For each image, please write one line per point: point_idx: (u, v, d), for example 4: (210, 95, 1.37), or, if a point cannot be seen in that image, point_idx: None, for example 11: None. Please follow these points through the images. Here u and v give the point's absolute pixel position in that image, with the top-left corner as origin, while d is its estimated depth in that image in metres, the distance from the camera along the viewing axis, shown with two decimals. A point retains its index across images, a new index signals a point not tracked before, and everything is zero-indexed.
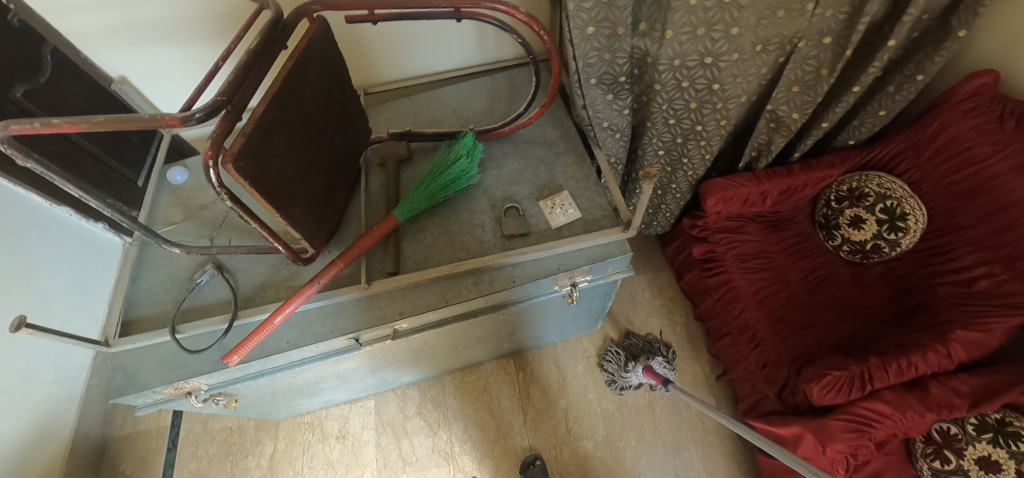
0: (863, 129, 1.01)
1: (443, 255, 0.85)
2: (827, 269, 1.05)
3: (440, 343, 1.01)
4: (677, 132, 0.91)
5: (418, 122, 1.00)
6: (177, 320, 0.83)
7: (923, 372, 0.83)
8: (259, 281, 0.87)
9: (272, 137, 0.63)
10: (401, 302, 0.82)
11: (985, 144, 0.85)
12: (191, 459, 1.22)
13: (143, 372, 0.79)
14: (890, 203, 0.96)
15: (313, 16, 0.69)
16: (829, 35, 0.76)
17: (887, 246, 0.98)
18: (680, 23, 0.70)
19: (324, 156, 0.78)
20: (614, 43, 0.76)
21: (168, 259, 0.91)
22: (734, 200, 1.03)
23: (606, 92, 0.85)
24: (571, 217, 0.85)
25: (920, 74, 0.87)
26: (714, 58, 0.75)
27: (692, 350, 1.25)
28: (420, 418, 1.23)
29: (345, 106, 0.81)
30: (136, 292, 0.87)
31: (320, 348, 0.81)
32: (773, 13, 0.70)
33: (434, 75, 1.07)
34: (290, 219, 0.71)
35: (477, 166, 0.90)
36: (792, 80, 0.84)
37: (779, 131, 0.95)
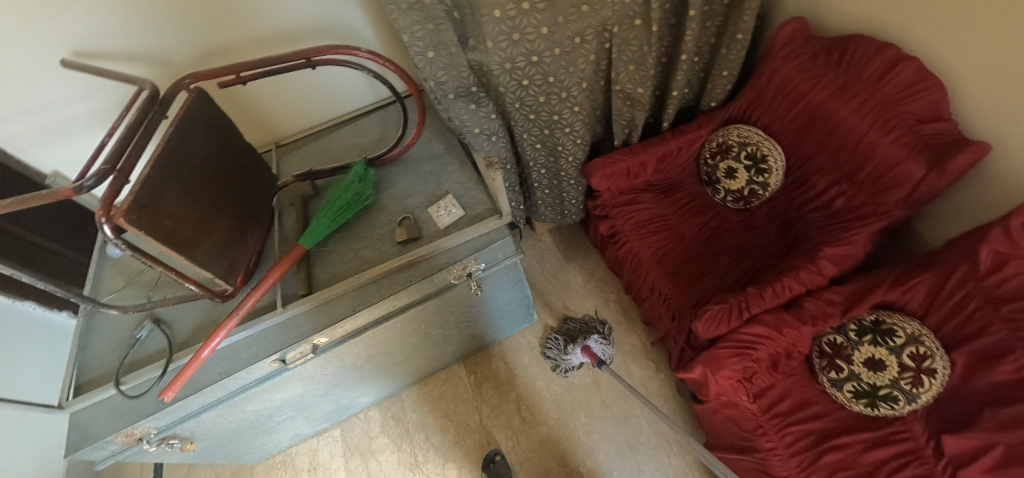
0: (717, 91, 1.11)
1: (348, 271, 0.94)
2: (719, 220, 1.14)
3: (375, 356, 1.09)
4: (541, 124, 1.03)
5: (321, 161, 1.12)
6: (121, 373, 0.92)
7: (799, 292, 0.90)
8: (192, 325, 0.97)
9: (164, 191, 0.74)
10: (316, 319, 0.91)
11: (804, 81, 0.95)
12: None
13: (95, 426, 0.87)
14: (751, 149, 1.05)
15: (189, 88, 0.82)
16: (636, 18, 0.89)
17: (761, 188, 1.06)
18: (496, 33, 0.82)
19: (225, 203, 0.89)
20: (454, 61, 0.88)
21: (112, 322, 1.00)
22: (617, 175, 1.13)
23: (466, 103, 0.96)
24: (455, 216, 0.96)
25: (738, 34, 0.98)
26: (539, 56, 0.88)
27: (626, 322, 1.32)
28: (384, 435, 1.29)
29: (239, 157, 0.93)
30: (85, 357, 0.96)
31: (250, 374, 0.90)
32: (577, 9, 0.84)
33: (333, 119, 1.20)
34: (197, 261, 0.81)
35: (371, 189, 1.01)
36: (625, 61, 0.96)
37: (636, 106, 1.06)
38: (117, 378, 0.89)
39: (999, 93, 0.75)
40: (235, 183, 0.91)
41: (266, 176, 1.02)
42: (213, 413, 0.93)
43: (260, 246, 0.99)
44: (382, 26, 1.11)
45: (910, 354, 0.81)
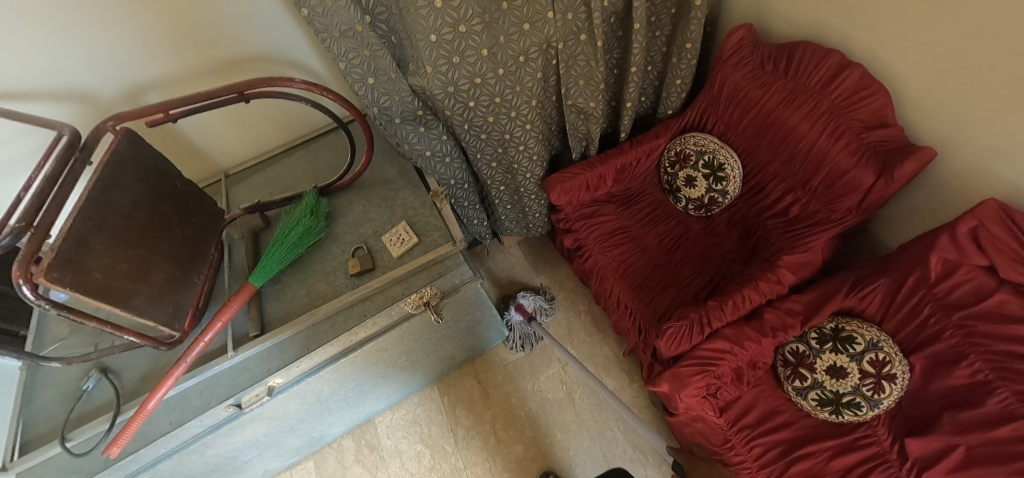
0: (672, 98, 1.10)
1: (300, 307, 0.91)
2: (682, 229, 1.13)
3: (339, 390, 1.06)
4: (494, 143, 1.00)
5: (272, 191, 1.09)
6: (67, 429, 0.87)
7: (759, 302, 0.90)
8: (142, 373, 0.93)
9: (89, 243, 0.70)
10: (270, 360, 0.88)
11: (755, 89, 0.95)
12: None
13: None
14: (708, 158, 1.04)
15: (114, 130, 0.78)
16: (580, 32, 0.87)
17: (720, 196, 1.05)
18: (434, 58, 0.80)
19: (164, 246, 0.85)
20: (395, 86, 0.85)
21: (58, 374, 0.96)
22: (578, 189, 1.12)
23: (414, 127, 0.94)
24: (408, 243, 0.92)
25: (687, 42, 0.97)
26: (482, 77, 0.86)
27: (599, 333, 1.31)
28: (359, 464, 1.25)
29: (177, 196, 0.89)
30: (29, 412, 0.91)
31: (202, 422, 0.86)
32: (519, 28, 0.82)
33: (283, 145, 1.17)
34: (135, 311, 0.77)
35: (324, 220, 0.98)
36: (574, 76, 0.94)
37: (590, 120, 1.05)
38: (63, 434, 0.85)
39: (939, 98, 0.75)
40: (174, 224, 0.87)
41: (211, 212, 0.98)
42: (168, 465, 0.90)
43: (208, 286, 0.96)
44: (316, 51, 1.07)
45: (870, 361, 0.80)
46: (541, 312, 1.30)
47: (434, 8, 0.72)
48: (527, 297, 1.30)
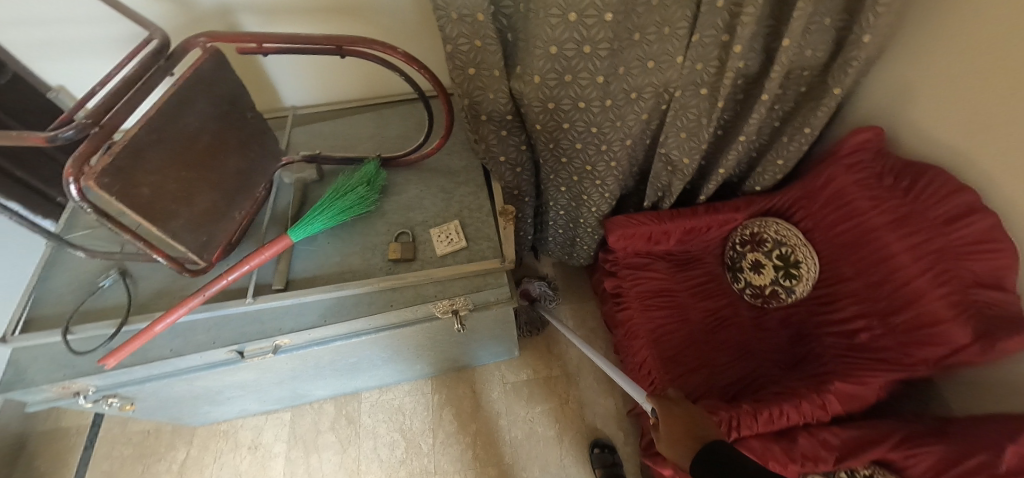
0: (765, 176, 1.03)
1: (328, 274, 0.88)
2: (729, 310, 1.07)
3: (338, 361, 1.03)
4: (572, 170, 0.96)
5: (333, 145, 1.05)
6: (73, 321, 0.86)
7: (794, 422, 0.83)
8: (156, 289, 0.90)
9: (145, 157, 0.66)
10: (283, 319, 0.86)
11: (864, 199, 0.87)
12: (105, 459, 1.24)
13: (32, 370, 0.83)
14: (786, 250, 0.97)
15: (205, 47, 0.75)
16: (703, 86, 0.80)
17: (784, 292, 0.99)
18: (545, 69, 0.74)
19: (217, 175, 0.81)
20: (494, 84, 0.79)
21: (79, 261, 0.95)
22: (638, 237, 1.06)
23: (498, 128, 0.88)
24: (455, 246, 0.88)
25: (807, 127, 0.89)
26: (587, 103, 0.80)
27: (606, 382, 1.26)
28: (333, 433, 1.25)
29: (243, 128, 0.85)
30: (44, 290, 0.91)
31: (201, 358, 0.84)
32: (642, 64, 0.76)
33: (359, 101, 1.14)
34: (170, 234, 0.75)
35: (377, 193, 0.94)
36: (678, 127, 0.88)
37: (676, 174, 0.98)
38: (67, 326, 0.84)
39: None
40: (232, 155, 0.84)
41: (272, 149, 0.95)
42: (157, 385, 0.89)
43: (247, 221, 0.93)
44: (419, 24, 1.01)
45: None
46: (546, 297, 1.30)
47: (566, 21, 0.67)
48: (532, 283, 1.30)
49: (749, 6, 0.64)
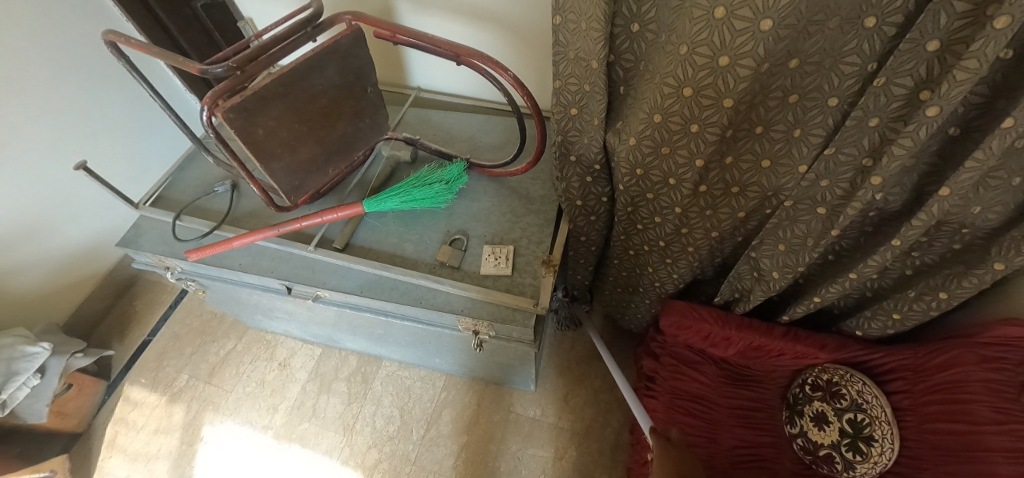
0: (872, 324, 0.86)
1: (382, 251, 0.93)
2: (769, 452, 0.92)
3: (368, 328, 1.10)
4: (645, 239, 0.90)
5: (435, 135, 1.12)
6: (186, 210, 1.04)
7: None
8: (251, 208, 1.04)
9: (267, 105, 0.76)
10: (330, 275, 0.93)
11: (988, 408, 0.69)
12: (179, 322, 1.49)
13: (144, 238, 1.02)
14: (861, 417, 0.83)
15: (350, 24, 0.84)
16: (822, 204, 0.68)
17: (841, 463, 0.83)
18: (641, 132, 0.70)
19: (324, 134, 0.91)
20: (590, 131, 0.77)
21: (210, 164, 1.14)
22: (693, 332, 0.96)
23: (582, 173, 0.86)
24: (499, 270, 0.87)
25: (944, 292, 0.73)
26: (678, 181, 0.74)
27: (609, 459, 1.18)
28: (346, 384, 1.34)
29: (361, 100, 0.94)
30: (179, 178, 1.11)
31: (258, 280, 0.96)
32: (756, 162, 0.70)
33: (474, 101, 1.19)
34: (269, 172, 0.85)
35: (453, 193, 0.97)
36: (777, 237, 0.77)
37: (760, 283, 0.87)
38: (179, 213, 1.01)
39: None
40: (343, 120, 0.93)
41: (380, 125, 1.02)
42: (224, 286, 1.03)
43: (338, 178, 1.03)
44: (538, 48, 1.02)
45: None
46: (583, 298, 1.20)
47: (680, 95, 0.62)
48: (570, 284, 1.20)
49: (906, 139, 0.53)
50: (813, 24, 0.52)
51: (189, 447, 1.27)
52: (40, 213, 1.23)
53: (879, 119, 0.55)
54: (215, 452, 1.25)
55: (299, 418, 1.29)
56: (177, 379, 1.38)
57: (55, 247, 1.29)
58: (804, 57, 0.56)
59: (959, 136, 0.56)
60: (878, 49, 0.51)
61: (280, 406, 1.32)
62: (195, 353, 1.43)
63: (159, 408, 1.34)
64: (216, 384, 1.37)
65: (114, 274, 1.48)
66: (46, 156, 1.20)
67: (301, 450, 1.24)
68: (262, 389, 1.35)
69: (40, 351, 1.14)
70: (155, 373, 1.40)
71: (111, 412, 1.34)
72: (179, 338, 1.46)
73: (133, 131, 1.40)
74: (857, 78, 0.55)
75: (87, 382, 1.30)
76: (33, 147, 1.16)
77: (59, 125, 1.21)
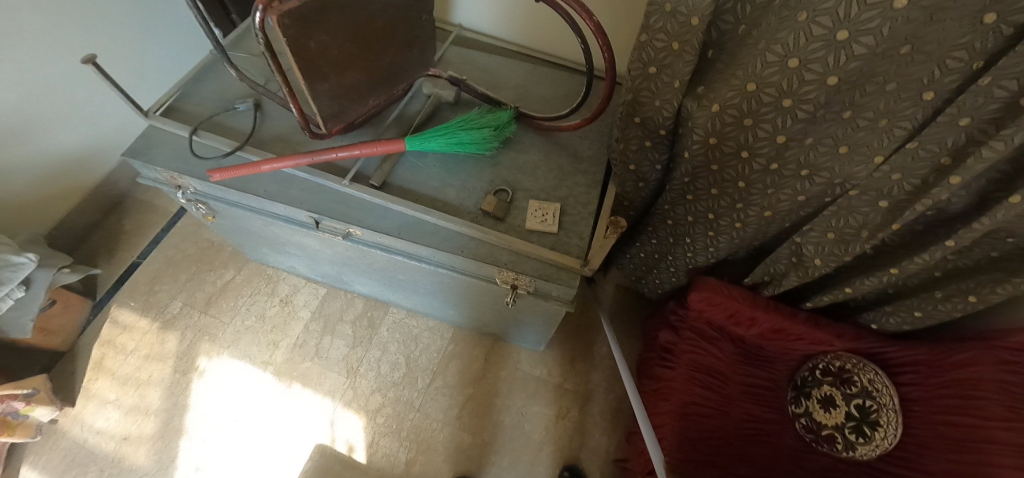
0: (892, 319, 0.90)
1: (422, 194, 0.89)
2: (773, 428, 0.98)
3: (389, 272, 1.07)
4: (691, 210, 0.92)
5: (480, 78, 1.05)
6: (203, 126, 0.95)
7: None
8: (277, 132, 0.97)
9: (326, 16, 0.69)
10: (366, 213, 0.88)
11: (998, 406, 0.75)
12: (173, 247, 1.41)
13: (155, 150, 0.94)
14: (870, 404, 0.87)
15: None
16: (887, 198, 0.69)
17: (843, 444, 0.89)
18: (727, 98, 0.69)
19: (372, 59, 0.84)
20: (666, 94, 0.74)
21: (229, 79, 1.04)
22: (719, 309, 0.99)
23: (644, 138, 0.84)
24: (546, 227, 0.84)
25: (973, 296, 0.76)
26: (751, 154, 0.75)
27: (610, 421, 1.22)
28: (351, 327, 1.32)
29: (413, 27, 0.88)
30: (194, 89, 1.02)
31: (285, 210, 0.90)
32: (834, 146, 0.68)
33: (521, 47, 1.12)
34: (313, 93, 0.78)
35: (499, 141, 0.94)
36: (829, 225, 0.78)
37: (796, 268, 0.90)
38: (195, 128, 0.93)
39: None
40: (393, 46, 0.86)
41: (425, 57, 0.96)
42: (239, 212, 0.97)
43: (377, 110, 0.96)
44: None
45: None
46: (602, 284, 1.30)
47: (783, 66, 0.61)
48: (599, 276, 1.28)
49: (997, 142, 0.51)
50: (940, 12, 0.47)
51: (184, 376, 1.23)
52: (27, 110, 1.10)
53: (971, 119, 0.53)
54: (212, 385, 1.22)
55: (301, 356, 1.27)
56: (170, 306, 1.32)
57: (43, 150, 1.17)
58: (919, 45, 0.51)
59: None
60: (990, 48, 0.47)
61: (281, 343, 1.28)
62: (190, 281, 1.36)
63: (150, 334, 1.28)
64: (213, 314, 1.31)
65: (103, 188, 1.37)
66: (38, 48, 1.07)
67: (303, 390, 1.22)
68: (262, 324, 1.31)
69: (26, 262, 1.02)
70: (146, 297, 1.33)
71: (97, 333, 1.27)
72: (173, 264, 1.38)
73: (135, 32, 1.26)
74: (959, 75, 0.51)
75: (73, 300, 1.22)
76: (21, 36, 1.03)
77: (53, 13, 1.06)
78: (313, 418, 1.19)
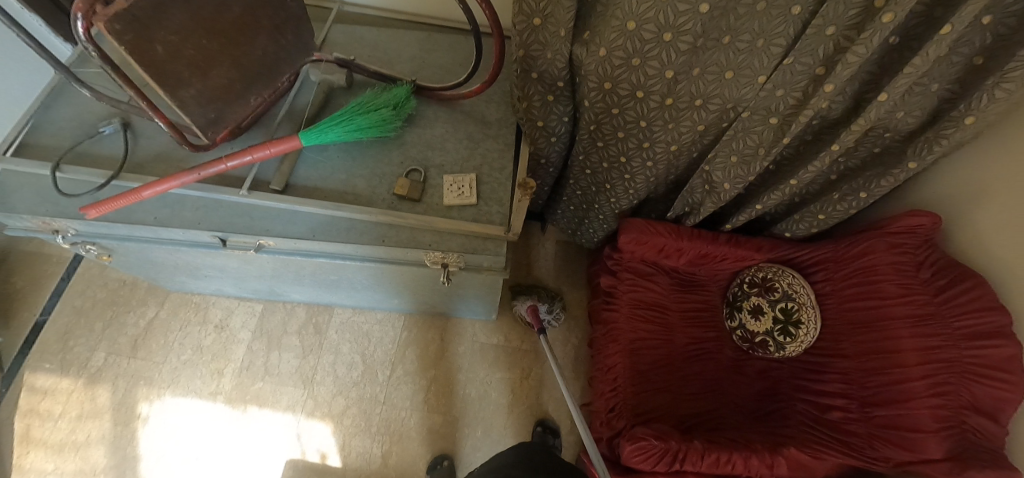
0: (800, 226, 0.97)
1: (330, 190, 0.84)
2: (713, 345, 1.05)
3: (318, 275, 1.02)
4: (604, 156, 0.92)
5: (371, 56, 0.99)
6: (65, 159, 0.84)
7: (739, 471, 0.83)
8: (155, 151, 0.87)
9: (167, 14, 0.60)
10: (272, 221, 0.83)
11: (894, 284, 0.82)
12: (79, 295, 1.28)
13: (16, 197, 0.82)
14: (791, 306, 0.94)
15: None
16: (775, 115, 0.72)
17: (774, 346, 0.97)
18: (614, 43, 0.67)
19: (240, 52, 0.76)
20: (555, 44, 0.72)
21: (85, 100, 0.92)
22: (649, 246, 1.03)
23: (545, 92, 0.82)
24: (464, 200, 0.83)
25: (864, 192, 0.84)
26: (646, 93, 0.74)
27: (572, 371, 1.27)
28: (297, 337, 1.27)
29: (280, 10, 0.79)
30: (44, 119, 0.89)
31: (182, 235, 0.82)
32: (720, 72, 0.68)
33: (409, 15, 1.05)
34: (177, 103, 0.70)
35: (402, 120, 0.90)
36: (731, 149, 0.81)
37: (710, 195, 0.94)
38: (57, 164, 0.81)
39: None
40: (261, 35, 0.78)
41: (304, 42, 0.89)
42: (134, 246, 0.87)
43: (262, 108, 0.88)
44: None
45: None
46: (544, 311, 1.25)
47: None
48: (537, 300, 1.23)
49: (859, 46, 0.54)
50: None
51: (126, 427, 1.15)
52: None
53: (836, 27, 0.55)
54: (161, 428, 1.15)
55: (251, 378, 1.22)
56: (93, 358, 1.21)
57: None
58: None
59: (898, 44, 0.60)
60: None
61: (226, 370, 1.22)
62: (108, 327, 1.25)
63: (77, 392, 1.18)
64: (143, 357, 1.22)
65: None
66: None
67: (260, 411, 1.18)
68: (201, 355, 1.24)
69: None
70: (62, 355, 1.21)
71: (14, 405, 1.16)
72: (85, 313, 1.26)
73: None
74: None
75: None
76: None
77: None
78: (278, 435, 1.16)
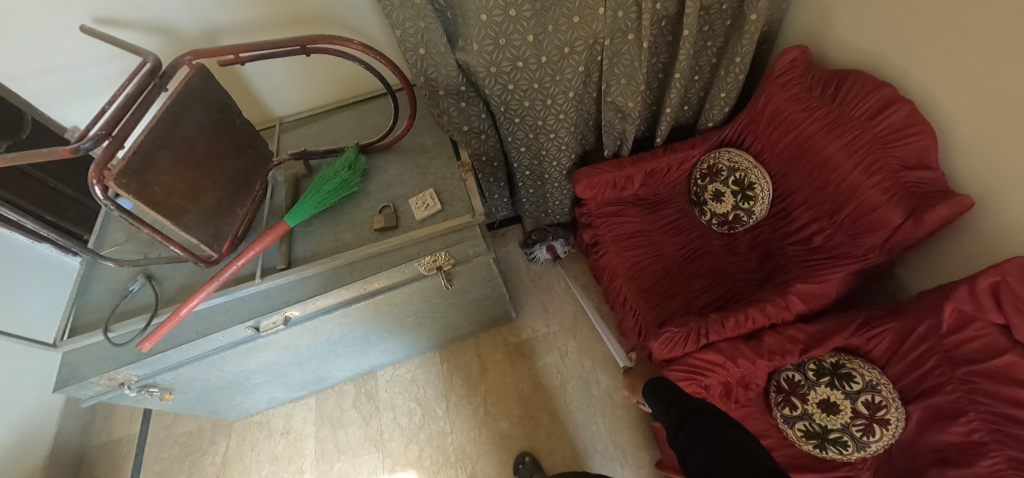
0: (714, 111, 1.10)
1: (325, 251, 0.99)
2: (701, 242, 1.14)
3: (348, 336, 1.14)
4: (526, 129, 1.07)
5: (319, 143, 1.18)
6: (111, 321, 0.99)
7: (761, 324, 0.89)
8: (178, 286, 1.03)
9: (154, 159, 0.78)
10: (289, 293, 0.96)
11: (798, 113, 0.94)
12: (156, 460, 1.37)
13: (80, 369, 0.95)
14: (739, 175, 1.04)
15: (192, 65, 0.87)
16: (630, 31, 0.89)
17: (745, 215, 1.05)
18: (481, 37, 0.84)
19: (216, 176, 0.94)
20: (443, 60, 0.89)
21: (111, 274, 1.08)
22: (603, 186, 1.15)
23: (456, 101, 0.99)
24: (432, 209, 0.98)
25: (738, 56, 0.97)
26: (524, 62, 0.90)
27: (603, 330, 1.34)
28: (355, 410, 1.36)
29: (234, 134, 0.99)
30: (85, 302, 1.04)
31: (224, 338, 0.95)
32: (568, 19, 0.85)
33: (336, 102, 1.27)
34: (183, 227, 0.86)
35: (360, 175, 1.06)
36: (617, 74, 0.96)
37: (626, 120, 1.07)
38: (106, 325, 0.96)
39: (990, 136, 0.71)
40: (226, 157, 0.96)
41: (263, 153, 1.08)
42: (189, 369, 0.99)
43: (250, 216, 1.06)
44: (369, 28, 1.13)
45: (864, 402, 0.79)
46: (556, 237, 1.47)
47: None
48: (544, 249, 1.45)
49: None
50: None
51: None
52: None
53: None
54: None
55: (329, 463, 1.29)
56: None
57: None
58: None
59: None
60: None
61: (305, 466, 1.29)
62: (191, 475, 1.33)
63: None
64: None
65: (58, 454, 1.30)
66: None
67: None
68: (278, 463, 1.31)
69: None
70: None
71: None
72: (167, 474, 1.35)
73: None
74: None
75: None
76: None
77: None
78: None
